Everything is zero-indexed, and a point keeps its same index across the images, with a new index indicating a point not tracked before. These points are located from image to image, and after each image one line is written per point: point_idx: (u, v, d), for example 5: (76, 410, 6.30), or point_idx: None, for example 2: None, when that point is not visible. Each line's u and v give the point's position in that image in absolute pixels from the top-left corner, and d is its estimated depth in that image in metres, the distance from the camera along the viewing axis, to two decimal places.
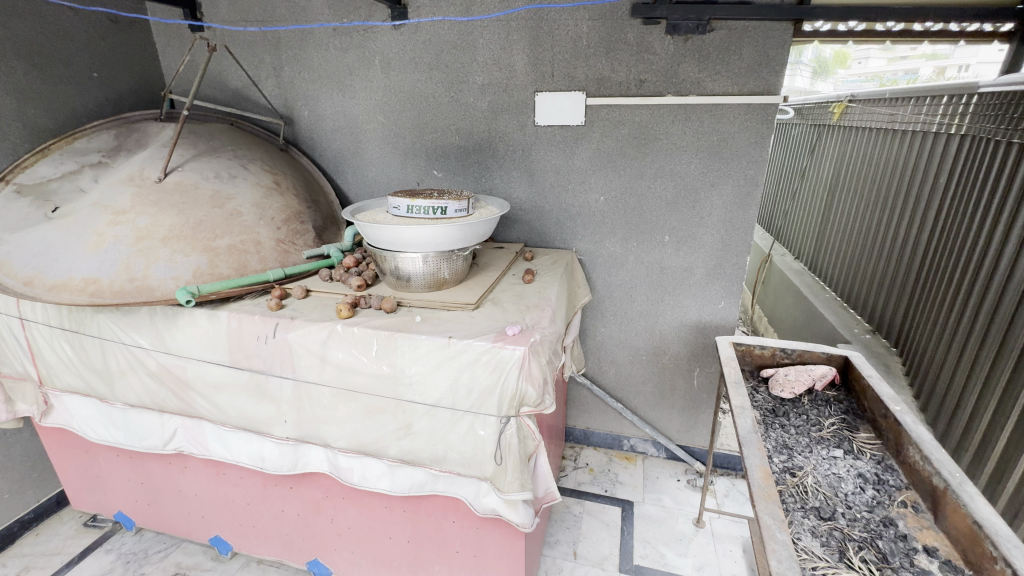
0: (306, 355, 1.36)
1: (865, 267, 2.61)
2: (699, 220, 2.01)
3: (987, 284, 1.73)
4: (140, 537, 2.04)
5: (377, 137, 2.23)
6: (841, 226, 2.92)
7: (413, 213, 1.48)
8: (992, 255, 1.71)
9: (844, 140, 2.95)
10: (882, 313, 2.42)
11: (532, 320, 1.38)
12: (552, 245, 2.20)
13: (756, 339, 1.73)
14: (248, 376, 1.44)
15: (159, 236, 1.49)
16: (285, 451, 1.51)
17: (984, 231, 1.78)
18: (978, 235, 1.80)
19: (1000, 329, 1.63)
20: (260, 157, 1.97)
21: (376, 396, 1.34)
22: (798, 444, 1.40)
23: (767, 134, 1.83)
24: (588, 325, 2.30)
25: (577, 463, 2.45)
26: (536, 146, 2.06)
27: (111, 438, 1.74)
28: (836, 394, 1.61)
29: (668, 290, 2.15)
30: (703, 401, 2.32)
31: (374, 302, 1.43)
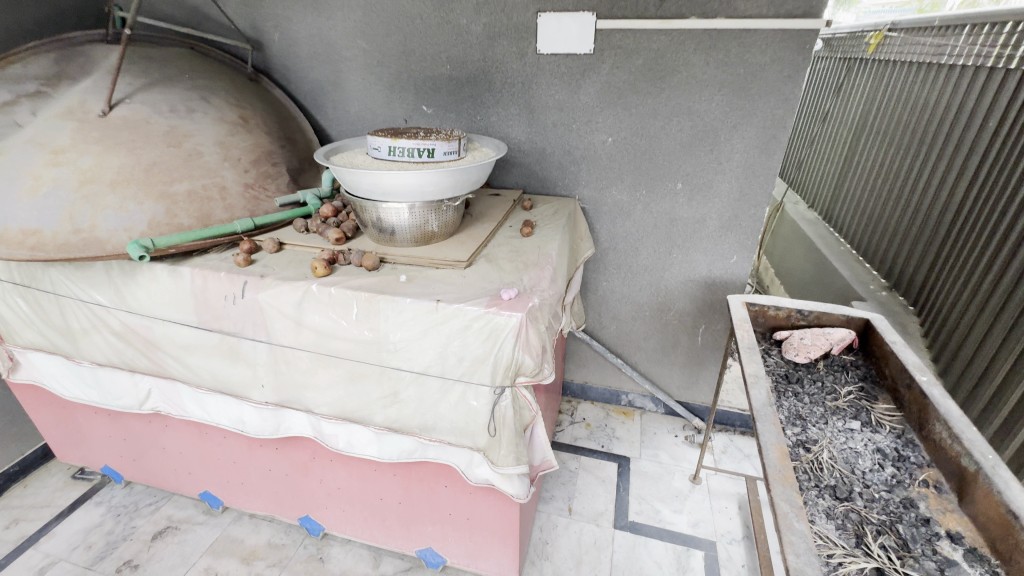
0: (280, 318, 1.22)
1: (889, 220, 2.43)
2: (716, 166, 1.81)
3: None
4: (130, 489, 2.01)
5: (358, 66, 1.97)
6: (864, 174, 2.72)
7: (395, 155, 1.29)
8: None
9: (877, 76, 2.67)
10: (903, 269, 2.28)
11: (530, 281, 1.23)
12: (553, 192, 2.01)
13: (771, 299, 1.61)
14: (218, 339, 1.31)
15: (106, 181, 1.30)
16: (266, 416, 1.43)
17: None
18: None
19: None
20: (224, 87, 1.73)
21: (358, 362, 1.22)
22: (813, 414, 1.31)
23: (803, 67, 1.60)
24: (590, 279, 2.17)
25: (574, 418, 2.41)
26: (538, 78, 1.82)
27: (84, 396, 1.65)
28: (854, 359, 1.51)
29: (676, 244, 2.00)
30: (706, 358, 2.24)
31: (354, 258, 1.28)
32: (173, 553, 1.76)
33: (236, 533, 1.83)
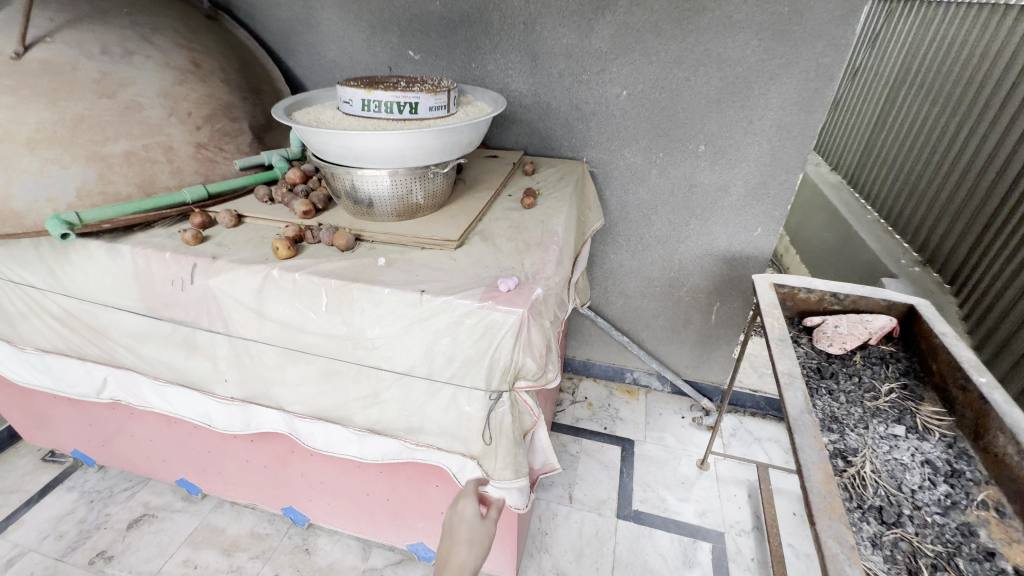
0: (237, 307, 1.04)
1: (925, 186, 2.21)
2: (745, 124, 1.58)
3: None
4: (104, 474, 1.89)
5: (332, 1, 1.68)
6: (898, 133, 2.47)
7: (369, 110, 1.07)
8: None
9: (922, 21, 2.37)
10: (940, 242, 2.09)
11: (532, 266, 1.04)
12: (558, 154, 1.78)
13: (802, 280, 1.42)
14: (171, 328, 1.13)
15: (23, 139, 1.07)
16: (234, 411, 1.27)
17: None
18: None
19: None
20: (172, 25, 1.46)
21: (331, 359, 1.05)
22: (850, 417, 1.15)
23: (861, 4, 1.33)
24: (596, 252, 1.97)
25: (575, 396, 2.28)
26: (543, 18, 1.55)
27: (37, 383, 1.49)
28: (894, 349, 1.35)
29: (694, 214, 1.79)
30: (719, 337, 2.08)
31: (324, 236, 1.08)
32: (149, 543, 1.66)
33: (217, 522, 1.73)
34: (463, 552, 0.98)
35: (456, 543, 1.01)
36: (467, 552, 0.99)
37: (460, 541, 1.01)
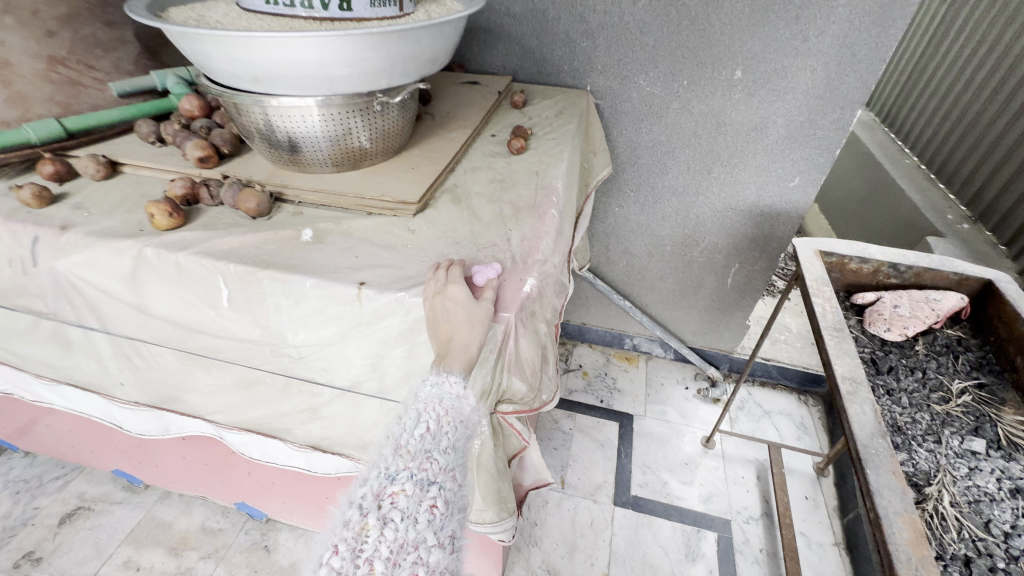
0: (107, 298, 0.74)
1: (979, 126, 1.89)
2: (798, 43, 1.22)
3: None
4: (32, 460, 1.66)
5: None
6: (951, 60, 2.10)
7: (276, 4, 0.71)
8: None
9: None
10: (996, 193, 1.80)
11: (520, 242, 0.74)
12: (555, 81, 1.42)
13: (856, 247, 1.15)
14: (34, 321, 0.84)
15: None
16: (144, 417, 1.00)
17: None
18: None
19: None
20: None
21: (248, 367, 0.77)
22: (917, 428, 0.93)
23: None
24: (598, 204, 1.66)
25: (569, 365, 2.06)
26: None
27: None
28: (961, 334, 1.11)
29: (719, 159, 1.47)
30: (734, 303, 1.83)
31: (226, 196, 0.77)
32: (84, 542, 1.45)
33: (163, 516, 1.52)
34: (463, 337, 0.59)
35: (447, 328, 0.60)
36: (469, 336, 0.59)
37: (453, 322, 0.60)
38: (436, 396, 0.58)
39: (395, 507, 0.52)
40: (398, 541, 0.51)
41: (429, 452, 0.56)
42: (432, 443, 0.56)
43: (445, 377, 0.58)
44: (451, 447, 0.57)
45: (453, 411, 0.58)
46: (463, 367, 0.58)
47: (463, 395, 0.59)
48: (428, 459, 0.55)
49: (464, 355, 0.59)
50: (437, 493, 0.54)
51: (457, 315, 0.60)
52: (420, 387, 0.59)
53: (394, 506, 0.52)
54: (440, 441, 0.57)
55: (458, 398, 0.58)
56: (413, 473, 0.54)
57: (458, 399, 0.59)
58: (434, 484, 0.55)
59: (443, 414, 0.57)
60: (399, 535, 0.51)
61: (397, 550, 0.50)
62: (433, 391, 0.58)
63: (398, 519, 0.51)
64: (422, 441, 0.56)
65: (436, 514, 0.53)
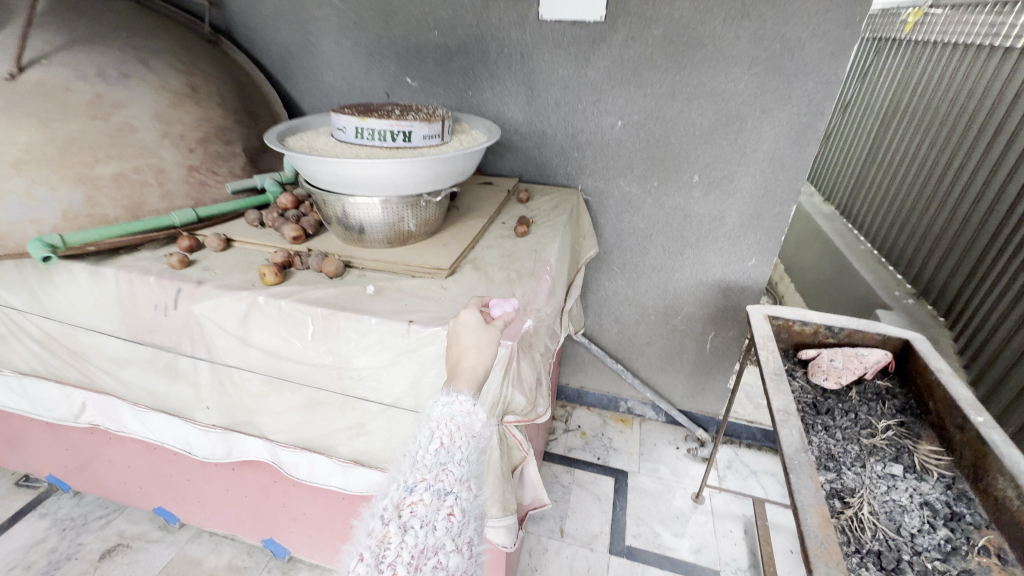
0: (220, 333, 1.01)
1: (916, 218, 2.26)
2: (740, 156, 1.59)
3: None
4: (79, 500, 1.83)
5: (332, 29, 1.70)
6: (889, 166, 2.52)
7: (363, 138, 1.07)
8: None
9: (910, 59, 2.48)
10: (931, 274, 2.11)
11: (523, 296, 1.02)
12: (553, 181, 1.78)
13: (797, 312, 1.41)
14: (153, 354, 1.11)
15: (9, 158, 1.06)
16: (214, 439, 1.24)
17: None
18: None
19: None
20: (172, 48, 1.47)
21: (316, 389, 1.02)
22: (847, 455, 1.13)
23: (852, 44, 1.36)
24: (591, 279, 1.96)
25: (568, 425, 2.24)
26: (539, 49, 1.56)
27: (14, 405, 1.46)
28: (890, 384, 1.33)
29: (689, 243, 1.79)
30: (716, 367, 2.06)
31: (313, 262, 1.07)
32: None
33: (194, 553, 1.66)
34: (473, 359, 0.81)
35: (462, 351, 0.82)
36: (477, 359, 0.81)
37: (467, 346, 0.82)
38: (449, 415, 0.77)
39: (416, 515, 0.67)
40: (419, 546, 0.65)
41: (444, 465, 0.73)
42: (446, 457, 0.74)
43: (454, 397, 0.78)
44: (463, 460, 0.75)
45: (462, 427, 0.76)
46: (468, 385, 0.79)
47: (471, 411, 0.78)
48: (443, 471, 0.72)
49: (470, 373, 0.80)
50: (452, 502, 0.70)
51: (466, 341, 0.82)
52: (436, 408, 0.78)
53: (415, 514, 0.67)
54: (453, 456, 0.75)
55: (468, 414, 0.78)
56: (430, 484, 0.70)
57: (467, 417, 0.78)
58: (449, 493, 0.71)
59: (455, 431, 0.76)
60: (420, 541, 0.66)
61: (417, 554, 0.64)
62: (445, 410, 0.78)
63: (418, 526, 0.66)
64: (438, 457, 0.74)
65: (452, 520, 0.69)
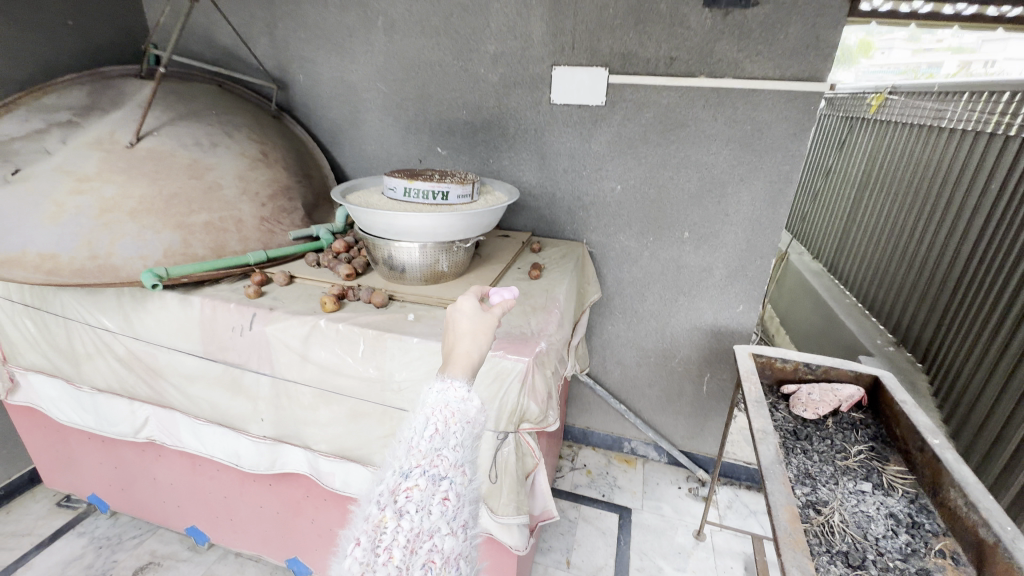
0: (285, 351, 1.22)
1: (890, 272, 2.53)
2: (723, 216, 1.84)
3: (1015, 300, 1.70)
4: (115, 520, 1.95)
5: (377, 108, 2.03)
6: (865, 227, 2.84)
7: (410, 196, 1.33)
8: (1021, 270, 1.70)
9: (876, 136, 2.86)
10: (904, 323, 2.35)
11: (537, 325, 1.23)
12: (561, 235, 2.03)
13: (778, 351, 1.59)
14: (222, 370, 1.31)
15: (126, 210, 1.33)
16: (262, 450, 1.41)
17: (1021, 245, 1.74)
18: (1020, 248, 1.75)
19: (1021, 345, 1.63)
20: (248, 123, 1.79)
21: (360, 400, 1.21)
22: (823, 474, 1.28)
23: (809, 126, 1.65)
24: (595, 323, 2.16)
25: (575, 463, 2.35)
26: (550, 127, 1.87)
27: (80, 421, 1.64)
28: (863, 417, 1.49)
29: (682, 291, 2.01)
30: (713, 408, 2.20)
31: (363, 294, 1.29)
32: None
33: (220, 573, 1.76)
34: (467, 345, 0.80)
35: (456, 337, 0.81)
36: (472, 345, 0.80)
37: (462, 332, 0.81)
38: (443, 401, 0.77)
39: (411, 500, 0.69)
40: (415, 530, 0.68)
41: (439, 451, 0.74)
42: (442, 443, 0.74)
43: (449, 382, 0.78)
44: (458, 445, 0.76)
45: (457, 413, 0.76)
46: (463, 373, 0.79)
47: (465, 398, 0.78)
48: (438, 456, 0.73)
49: (464, 363, 0.80)
50: (447, 487, 0.72)
51: (462, 327, 0.80)
52: (430, 394, 0.78)
53: (410, 499, 0.69)
54: (448, 441, 0.75)
55: (462, 401, 0.77)
56: (425, 470, 0.71)
57: (461, 403, 0.77)
58: (444, 478, 0.72)
59: (449, 417, 0.76)
60: (416, 525, 0.68)
61: (413, 537, 0.68)
62: (439, 396, 0.77)
63: (413, 511, 0.68)
64: (434, 442, 0.74)
65: (447, 505, 0.71)
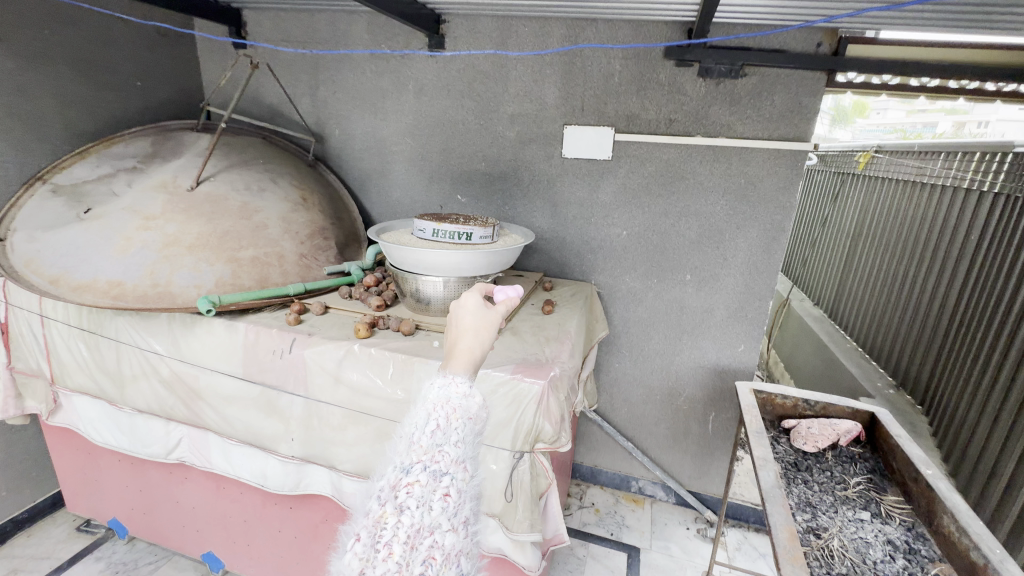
0: (320, 374, 1.34)
1: (890, 318, 2.72)
2: (722, 260, 1.98)
3: (1003, 343, 1.88)
4: (131, 547, 1.99)
5: (403, 159, 2.24)
6: (864, 275, 3.05)
7: (437, 237, 1.49)
8: (1003, 315, 1.90)
9: (868, 191, 3.12)
10: (905, 368, 2.53)
11: (551, 353, 1.35)
12: (571, 276, 2.17)
13: (778, 387, 1.67)
14: (259, 391, 1.42)
15: (185, 244, 1.50)
16: (289, 470, 1.50)
17: (1001, 293, 1.93)
18: (1000, 295, 1.93)
19: (1012, 383, 1.79)
20: (289, 171, 1.99)
21: (387, 421, 1.31)
22: (823, 503, 1.35)
23: (796, 181, 1.82)
24: (603, 361, 2.26)
25: (583, 502, 2.37)
26: (562, 178, 2.05)
27: (114, 443, 1.74)
28: (862, 451, 1.55)
29: (686, 330, 2.12)
30: (718, 447, 2.26)
31: (392, 323, 1.42)
32: None
33: None
34: (469, 342, 0.83)
35: (459, 333, 0.83)
36: (474, 341, 0.83)
37: (465, 328, 0.83)
38: (445, 397, 0.79)
39: (411, 496, 0.71)
40: (415, 526, 0.70)
41: (440, 447, 0.75)
42: (442, 439, 0.76)
43: (451, 378, 0.81)
44: (459, 441, 0.77)
45: (459, 409, 0.79)
46: (465, 370, 0.82)
47: (466, 394, 0.81)
48: (439, 452, 0.75)
49: (466, 360, 0.83)
50: (448, 483, 0.74)
51: (466, 324, 0.83)
52: (432, 389, 0.80)
53: (410, 494, 0.71)
54: (449, 437, 0.77)
55: (463, 398, 0.80)
56: (426, 466, 0.73)
57: (463, 399, 0.80)
58: (445, 475, 0.74)
59: (450, 413, 0.78)
60: (416, 521, 0.70)
61: (414, 533, 0.70)
62: (441, 392, 0.80)
63: (413, 507, 0.70)
64: (435, 439, 0.76)
65: (447, 501, 0.73)
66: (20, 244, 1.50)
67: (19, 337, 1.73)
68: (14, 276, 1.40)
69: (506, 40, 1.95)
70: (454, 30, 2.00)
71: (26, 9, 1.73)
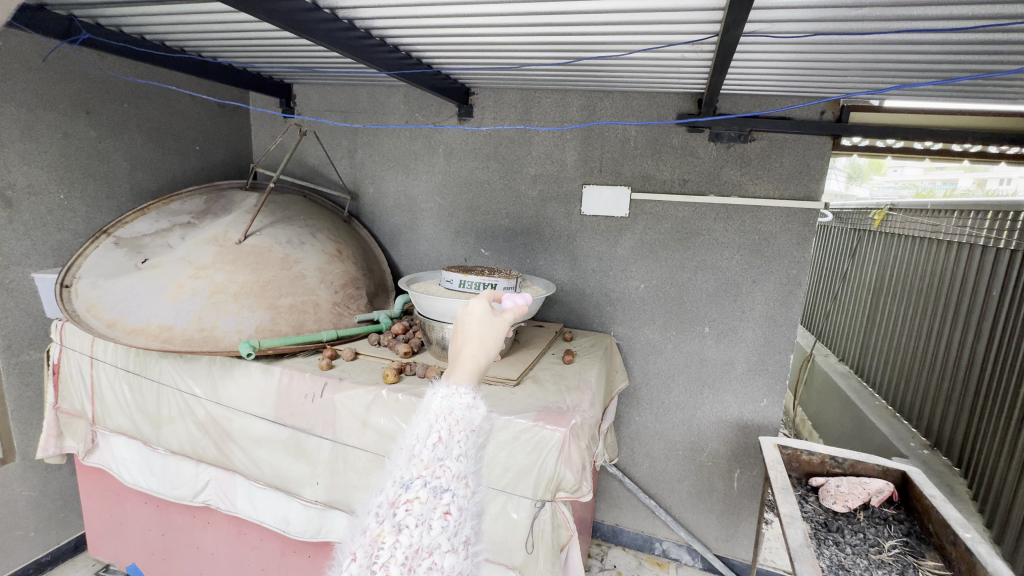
0: (349, 417, 1.39)
1: (918, 374, 2.66)
2: (740, 313, 2.02)
3: None
4: None
5: (431, 215, 2.38)
6: (888, 330, 3.02)
7: (464, 287, 1.58)
8: None
9: (886, 246, 3.15)
10: (940, 429, 2.44)
11: (572, 402, 1.38)
12: (590, 327, 2.20)
13: (803, 443, 1.65)
14: (288, 434, 1.47)
15: (231, 292, 1.62)
16: (311, 516, 1.52)
17: None
18: None
19: None
20: (327, 226, 2.14)
21: None
22: (857, 566, 1.33)
23: (809, 237, 1.89)
24: (624, 414, 2.24)
25: (604, 564, 2.27)
26: (581, 233, 2.15)
27: (144, 484, 1.79)
28: (896, 512, 1.50)
29: (707, 383, 2.12)
30: (744, 507, 2.19)
31: (418, 369, 1.49)
32: None
33: None
34: (475, 349, 0.76)
35: (464, 339, 0.77)
36: (480, 350, 0.76)
37: (470, 335, 0.76)
38: (448, 407, 0.74)
39: (410, 514, 0.67)
40: (414, 546, 0.67)
41: (442, 461, 0.71)
42: (445, 452, 0.72)
43: (455, 389, 0.76)
44: (461, 455, 0.73)
45: (462, 421, 0.74)
46: (468, 381, 0.76)
47: (471, 405, 0.75)
48: (441, 466, 0.71)
49: (467, 371, 0.76)
50: (449, 500, 0.70)
51: (471, 330, 0.76)
52: (434, 399, 0.75)
53: (409, 512, 0.68)
54: (450, 449, 0.72)
55: (467, 408, 0.75)
56: (426, 482, 0.70)
57: (468, 410, 0.75)
58: (447, 491, 0.70)
59: (453, 425, 0.73)
60: (415, 541, 0.67)
61: (412, 555, 0.66)
62: (445, 402, 0.75)
63: (412, 527, 0.67)
64: (437, 452, 0.72)
65: (449, 520, 0.69)
66: (83, 290, 1.64)
67: (67, 378, 1.82)
68: (77, 319, 1.53)
69: (529, 110, 2.13)
70: (482, 101, 2.20)
71: (111, 86, 1.98)
